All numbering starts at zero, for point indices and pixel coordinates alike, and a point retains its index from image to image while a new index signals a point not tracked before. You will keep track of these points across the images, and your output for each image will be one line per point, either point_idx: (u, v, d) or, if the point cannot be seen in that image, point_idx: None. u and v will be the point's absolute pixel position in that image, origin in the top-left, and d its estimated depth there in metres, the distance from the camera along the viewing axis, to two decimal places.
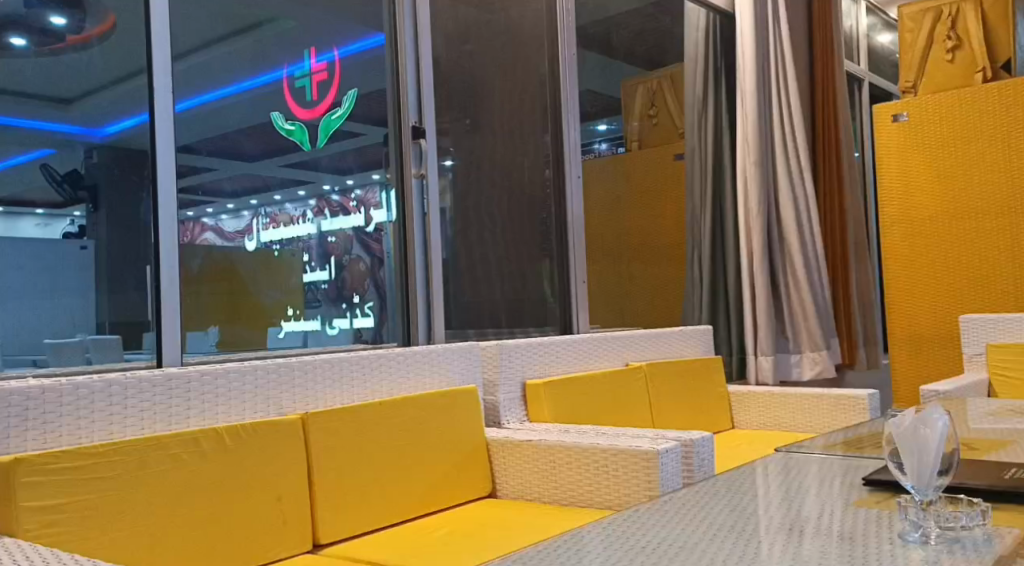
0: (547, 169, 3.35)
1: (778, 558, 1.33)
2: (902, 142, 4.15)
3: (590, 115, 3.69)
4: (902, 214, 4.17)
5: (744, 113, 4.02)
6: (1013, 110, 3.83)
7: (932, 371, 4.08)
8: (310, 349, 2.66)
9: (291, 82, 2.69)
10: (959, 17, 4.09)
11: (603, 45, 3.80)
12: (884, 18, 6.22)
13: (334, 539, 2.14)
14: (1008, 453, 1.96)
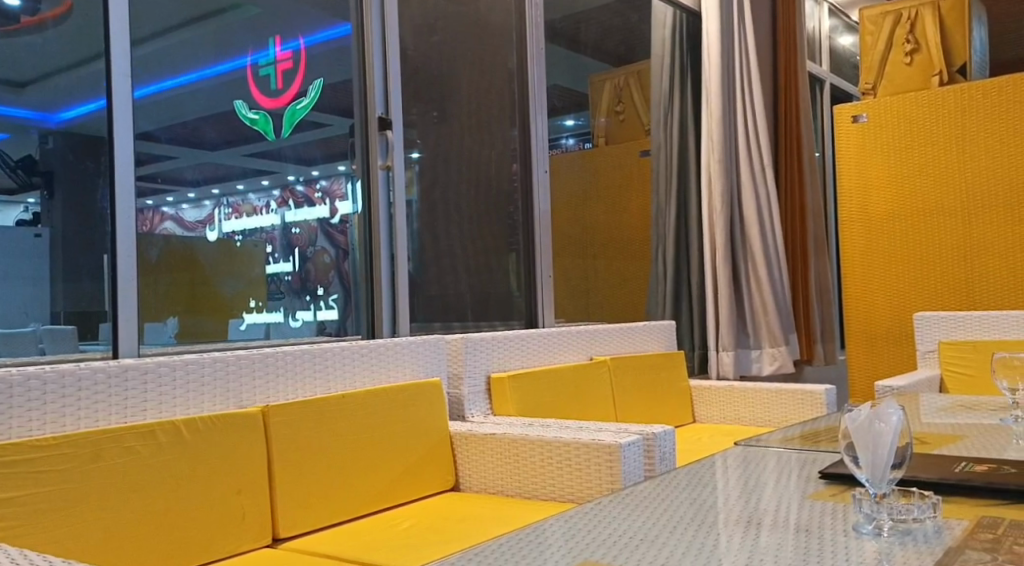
0: (514, 163, 3.37)
1: (734, 550, 1.35)
2: (862, 142, 4.23)
3: (558, 110, 3.70)
4: (860, 213, 4.25)
5: (709, 111, 4.06)
6: (968, 113, 3.92)
7: (887, 367, 4.17)
8: (273, 342, 2.63)
9: (256, 70, 2.71)
10: (917, 20, 4.19)
11: (572, 40, 3.86)
12: (846, 21, 6.32)
13: (294, 534, 2.13)
14: (958, 448, 2.02)
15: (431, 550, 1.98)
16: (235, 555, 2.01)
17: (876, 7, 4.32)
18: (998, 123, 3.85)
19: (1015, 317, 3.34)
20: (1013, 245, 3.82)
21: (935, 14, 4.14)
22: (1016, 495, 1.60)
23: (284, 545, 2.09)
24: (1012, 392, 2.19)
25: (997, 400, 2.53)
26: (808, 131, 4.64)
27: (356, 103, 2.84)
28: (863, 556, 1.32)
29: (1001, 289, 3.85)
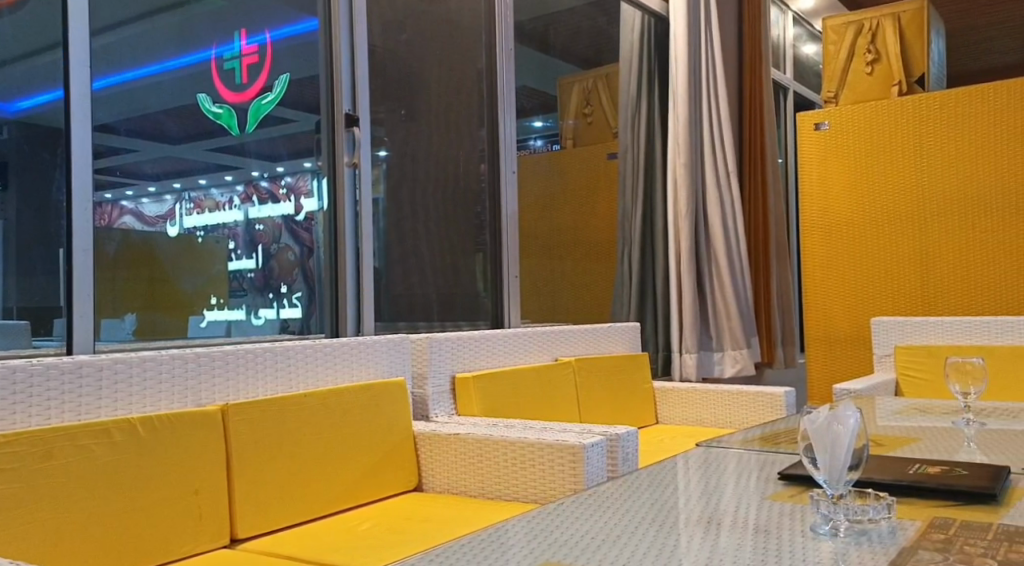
0: (482, 163, 3.39)
1: (693, 551, 1.37)
2: (823, 149, 4.31)
3: (527, 111, 3.70)
4: (821, 219, 4.32)
5: (676, 116, 4.12)
6: (925, 123, 4.02)
7: (843, 370, 4.25)
8: (233, 340, 2.59)
9: (220, 64, 2.61)
10: (878, 31, 4.31)
11: (541, 42, 3.83)
12: (809, 30, 6.44)
13: (253, 534, 2.11)
14: (913, 450, 2.07)
15: (399, 550, 1.98)
16: (192, 557, 1.98)
17: (839, 16, 4.42)
18: (954, 134, 3.94)
19: (965, 323, 3.43)
20: (966, 254, 3.92)
21: (895, 25, 4.27)
22: (969, 496, 1.64)
23: (242, 545, 2.07)
24: (964, 395, 2.25)
25: (949, 403, 2.59)
26: (770, 137, 4.71)
27: (323, 100, 2.85)
28: (820, 557, 1.35)
29: (953, 296, 3.95)
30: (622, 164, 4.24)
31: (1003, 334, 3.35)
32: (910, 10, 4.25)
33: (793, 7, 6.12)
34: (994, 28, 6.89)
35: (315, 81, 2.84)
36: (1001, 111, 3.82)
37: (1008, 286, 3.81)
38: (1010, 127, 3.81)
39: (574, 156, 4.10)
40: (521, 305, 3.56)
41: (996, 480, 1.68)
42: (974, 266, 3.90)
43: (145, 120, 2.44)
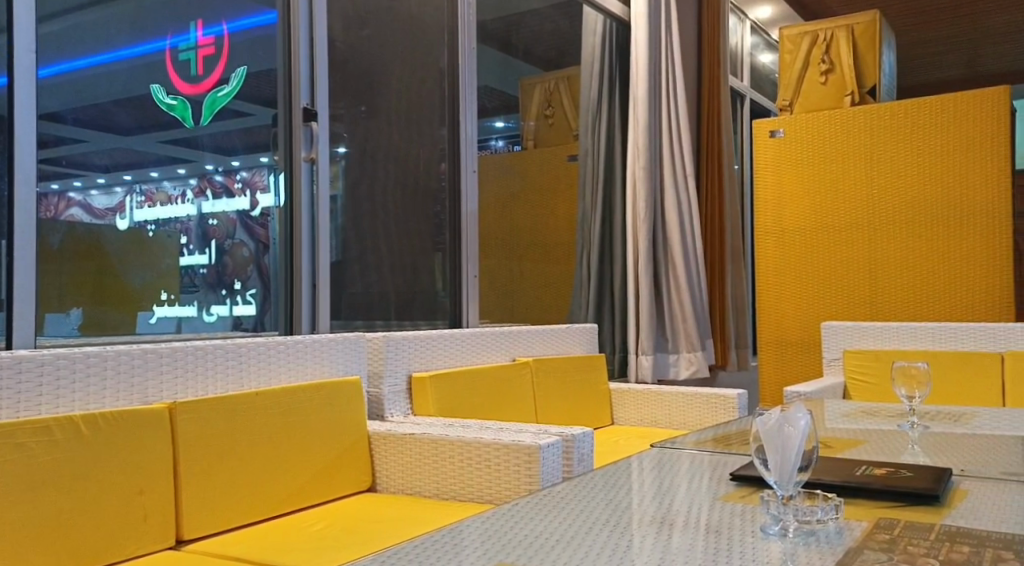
0: (442, 162, 3.40)
1: (646, 550, 1.39)
2: (778, 156, 4.39)
3: (488, 111, 3.69)
4: (775, 224, 4.40)
5: (636, 120, 4.18)
6: (877, 133, 4.13)
7: (794, 373, 4.33)
8: (184, 337, 2.54)
9: (175, 54, 2.54)
10: (833, 42, 4.40)
11: (504, 42, 3.81)
12: (766, 39, 6.56)
13: (200, 535, 2.07)
14: (860, 452, 2.12)
15: (355, 549, 1.97)
16: (138, 558, 1.94)
17: (795, 26, 4.53)
18: (905, 144, 4.06)
19: (912, 329, 3.52)
20: (913, 261, 4.04)
21: (848, 37, 4.36)
22: (913, 497, 1.68)
23: (189, 547, 2.02)
24: (909, 399, 2.31)
25: (895, 407, 2.67)
26: (728, 143, 4.79)
27: (280, 94, 2.82)
28: (769, 556, 1.37)
29: (899, 302, 4.07)
30: (582, 168, 4.28)
31: (946, 340, 3.46)
32: (863, 22, 4.35)
33: (752, 16, 6.23)
34: (941, 43, 7.11)
35: (272, 75, 2.80)
36: (948, 123, 3.94)
37: (951, 292, 3.94)
38: (956, 138, 3.93)
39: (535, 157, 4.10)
40: (481, 305, 3.56)
41: (940, 482, 1.73)
42: (919, 272, 4.03)
43: (94, 109, 2.38)
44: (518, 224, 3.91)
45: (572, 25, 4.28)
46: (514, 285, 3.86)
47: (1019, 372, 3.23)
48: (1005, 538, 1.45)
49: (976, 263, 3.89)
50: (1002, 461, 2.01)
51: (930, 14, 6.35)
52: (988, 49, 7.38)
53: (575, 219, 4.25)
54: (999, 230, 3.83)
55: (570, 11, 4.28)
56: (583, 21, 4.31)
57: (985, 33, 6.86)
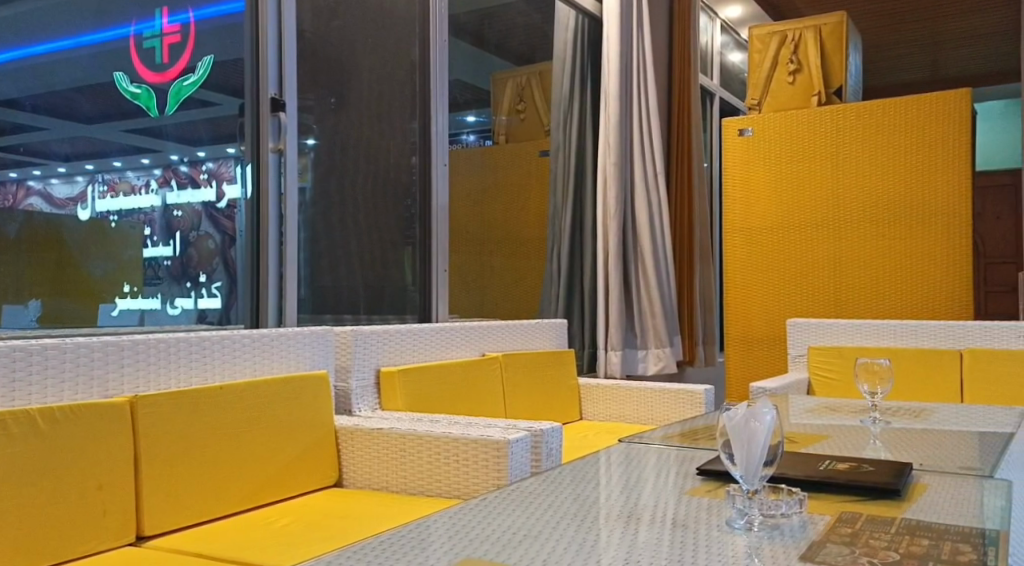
0: (413, 156, 3.38)
1: (613, 544, 1.40)
2: (746, 155, 4.43)
3: (460, 105, 3.67)
4: (743, 222, 4.45)
5: (606, 116, 4.20)
6: (843, 133, 4.19)
7: (760, 369, 4.38)
8: (147, 330, 2.49)
9: (139, 42, 2.49)
10: (801, 43, 4.46)
11: (476, 37, 3.80)
12: (735, 39, 6.63)
13: (162, 532, 2.04)
14: (824, 446, 2.15)
15: (320, 545, 1.95)
16: (96, 554, 1.91)
17: (765, 26, 4.57)
18: (870, 145, 4.12)
19: (874, 325, 3.59)
20: (876, 260, 4.11)
21: (816, 37, 4.41)
22: (875, 491, 1.72)
23: (148, 543, 1.99)
24: (871, 395, 2.36)
25: (857, 402, 2.71)
26: (698, 141, 4.83)
27: (247, 83, 2.77)
28: (734, 551, 1.39)
29: (862, 300, 4.15)
30: (553, 163, 4.29)
31: (906, 338, 3.53)
32: (830, 23, 4.41)
33: (722, 15, 6.29)
34: (901, 45, 7.24)
35: (239, 64, 2.75)
36: (910, 124, 4.02)
37: (914, 290, 4.02)
38: (918, 139, 4.01)
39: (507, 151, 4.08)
40: (451, 300, 3.56)
41: (900, 476, 1.77)
42: (883, 270, 4.10)
43: (55, 96, 2.33)
44: (491, 218, 3.91)
45: (545, 21, 4.29)
46: (487, 280, 3.86)
47: (976, 370, 3.30)
48: (965, 532, 1.49)
49: (937, 261, 3.97)
50: (960, 456, 2.06)
51: (894, 17, 6.46)
52: (950, 52, 7.53)
53: (546, 213, 4.25)
54: (959, 230, 3.92)
55: (543, 6, 4.28)
56: (556, 17, 4.33)
57: (948, 36, 7.00)
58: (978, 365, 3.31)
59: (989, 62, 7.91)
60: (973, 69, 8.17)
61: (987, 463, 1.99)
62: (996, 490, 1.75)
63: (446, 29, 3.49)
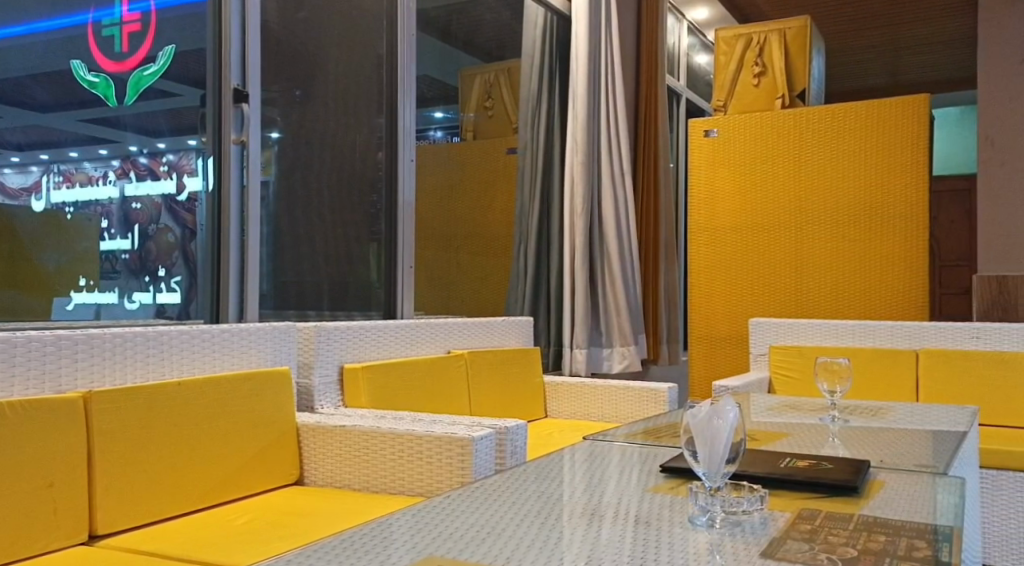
0: (380, 151, 3.36)
1: (577, 542, 1.40)
2: (711, 155, 4.49)
3: (428, 100, 3.63)
4: (708, 222, 4.50)
5: (574, 115, 4.22)
6: (805, 135, 4.25)
7: (721, 368, 4.43)
8: (103, 325, 2.43)
9: (98, 29, 2.43)
10: (765, 46, 4.52)
11: (445, 32, 3.78)
12: (702, 40, 6.69)
13: (115, 531, 1.99)
14: (785, 444, 2.18)
15: (280, 543, 1.93)
16: (46, 554, 1.86)
17: (730, 28, 4.63)
18: (832, 148, 4.19)
19: (829, 325, 3.65)
20: (837, 260, 4.19)
21: (781, 41, 4.49)
22: (833, 488, 1.74)
23: (102, 542, 1.94)
24: (831, 394, 2.40)
25: (816, 401, 2.76)
26: (665, 140, 4.88)
27: (209, 74, 2.72)
28: (697, 547, 1.40)
29: (822, 300, 4.22)
30: (521, 162, 4.28)
31: (864, 337, 3.59)
32: (794, 27, 4.48)
33: (689, 18, 6.39)
34: (858, 51, 7.37)
35: (201, 54, 2.70)
36: (870, 127, 4.11)
37: (875, 291, 4.10)
38: (880, 142, 4.09)
39: (474, 148, 4.06)
40: (416, 297, 3.54)
41: (859, 474, 1.80)
42: (845, 270, 4.17)
43: (7, 84, 2.26)
44: (458, 216, 3.89)
45: (514, 17, 4.29)
46: (453, 277, 3.84)
47: (931, 369, 3.38)
48: (920, 527, 1.52)
49: (897, 262, 4.05)
50: (916, 454, 2.10)
51: (855, 23, 6.58)
52: (907, 59, 7.68)
53: (513, 210, 4.23)
54: (917, 232, 4.01)
55: (513, 2, 4.28)
56: (525, 14, 4.33)
57: (904, 43, 7.15)
58: (933, 365, 3.38)
59: (945, 69, 8.09)
60: (930, 75, 8.35)
61: (941, 461, 2.03)
62: (951, 488, 1.79)
63: (415, 23, 3.46)
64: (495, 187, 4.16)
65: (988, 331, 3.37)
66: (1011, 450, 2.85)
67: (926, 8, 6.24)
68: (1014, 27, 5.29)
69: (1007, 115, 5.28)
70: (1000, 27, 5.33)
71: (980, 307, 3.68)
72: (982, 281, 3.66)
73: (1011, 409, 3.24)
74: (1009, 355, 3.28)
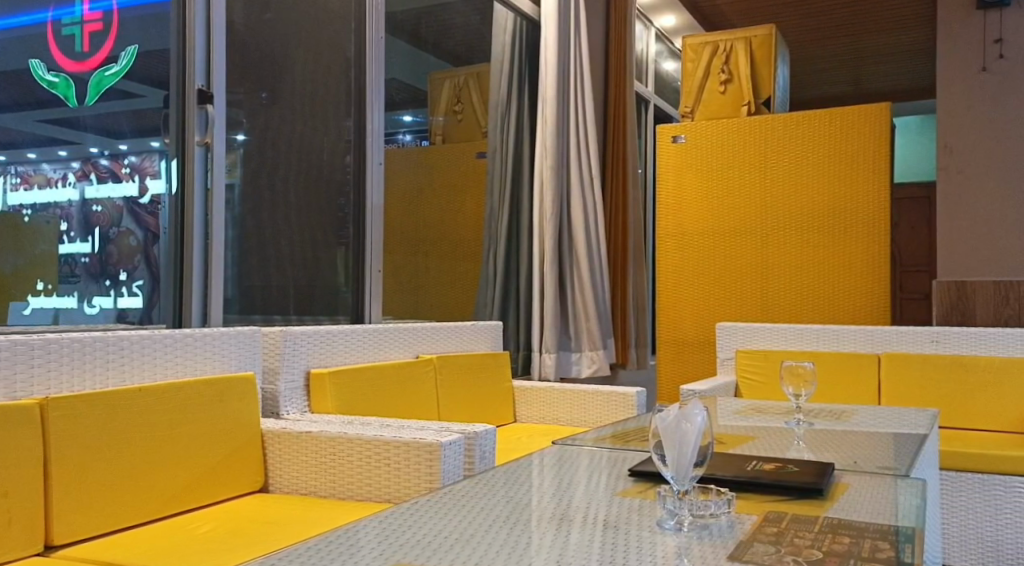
0: (348, 154, 3.34)
1: (546, 547, 1.40)
2: (679, 161, 4.53)
3: (396, 103, 3.61)
4: (675, 227, 4.54)
5: (544, 120, 4.24)
6: (770, 143, 4.32)
7: (690, 373, 4.46)
8: (61, 330, 2.37)
9: (57, 28, 2.38)
10: (731, 53, 4.58)
11: (413, 35, 3.77)
12: (669, 47, 6.76)
13: (72, 540, 1.94)
14: (751, 446, 2.21)
15: (244, 551, 1.89)
16: None
17: (697, 36, 4.68)
18: (795, 155, 4.26)
19: (795, 330, 3.71)
20: (800, 266, 4.25)
21: (747, 49, 4.54)
22: (798, 490, 1.76)
23: (58, 553, 1.89)
24: (796, 397, 2.43)
25: (782, 404, 2.79)
26: (633, 147, 4.91)
27: (171, 75, 2.69)
28: (664, 550, 1.41)
29: (787, 304, 4.27)
30: (490, 165, 4.28)
31: (828, 342, 3.65)
32: (760, 35, 4.54)
33: (657, 24, 6.40)
34: (816, 61, 7.51)
35: (164, 54, 2.66)
36: (832, 135, 4.18)
37: (837, 295, 4.17)
38: (842, 150, 4.16)
39: (444, 152, 3.99)
40: (385, 301, 3.53)
41: (823, 476, 1.82)
42: (808, 275, 4.23)
43: None
44: (429, 220, 3.87)
45: (483, 21, 4.30)
46: (424, 281, 3.83)
47: (892, 373, 3.44)
48: (883, 529, 1.54)
49: (858, 266, 4.12)
50: (877, 456, 2.13)
51: (814, 33, 6.71)
52: (870, 68, 7.83)
53: (483, 214, 4.23)
54: (878, 238, 4.08)
55: (482, 7, 4.30)
56: (494, 18, 4.36)
57: (861, 53, 7.31)
58: (894, 368, 3.45)
59: (900, 79, 8.27)
60: (887, 85, 8.54)
61: (904, 462, 2.06)
62: (911, 489, 1.82)
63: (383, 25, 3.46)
64: (465, 190, 4.14)
65: (947, 335, 3.44)
66: (968, 451, 2.91)
67: (882, 19, 6.39)
68: (968, 38, 5.42)
69: (960, 124, 5.42)
70: (954, 38, 5.46)
71: (939, 312, 3.75)
72: (941, 287, 3.73)
73: (968, 411, 3.30)
74: (966, 358, 3.35)
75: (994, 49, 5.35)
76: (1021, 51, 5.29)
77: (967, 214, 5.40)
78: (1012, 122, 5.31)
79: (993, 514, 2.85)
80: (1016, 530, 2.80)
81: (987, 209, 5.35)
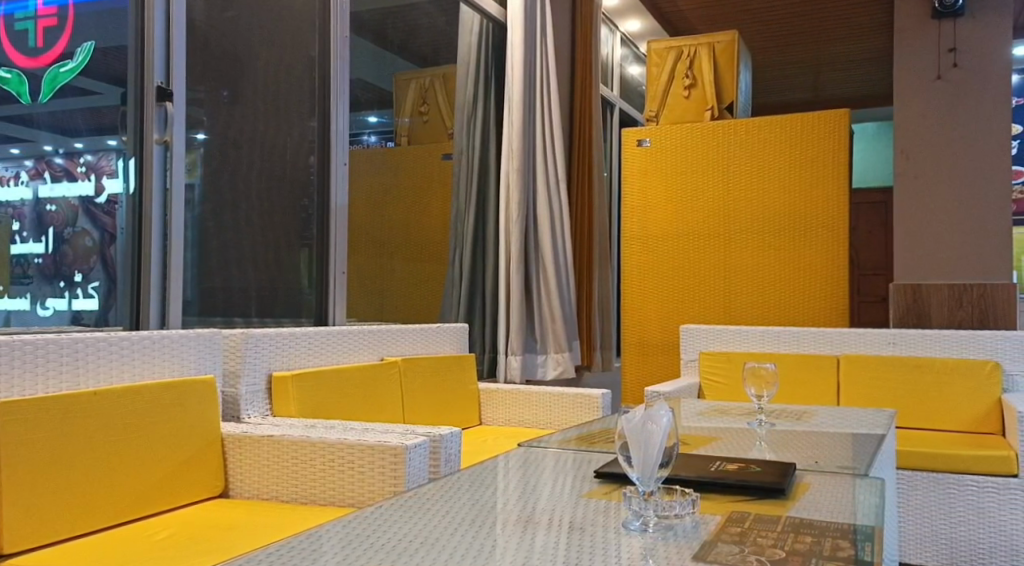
0: (311, 155, 3.30)
1: (512, 549, 1.39)
2: (643, 165, 4.56)
3: (361, 103, 3.58)
4: (639, 230, 4.57)
5: (510, 123, 4.24)
6: (732, 146, 4.37)
7: (653, 375, 4.50)
8: (12, 332, 2.30)
9: (10, 22, 2.33)
10: (696, 58, 4.63)
11: (379, 36, 3.74)
12: (633, 52, 6.85)
13: (23, 549, 1.88)
14: (715, 447, 2.23)
15: (204, 557, 1.85)
16: None
17: (662, 41, 4.74)
18: (757, 159, 4.32)
19: (756, 333, 3.76)
20: (763, 269, 4.30)
21: (710, 54, 4.60)
22: (760, 490, 1.77)
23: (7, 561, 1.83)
24: (758, 398, 2.45)
25: (744, 405, 2.82)
26: (597, 150, 4.94)
27: (130, 72, 2.63)
28: (630, 552, 1.40)
29: (750, 306, 4.32)
30: (456, 166, 4.28)
31: (788, 344, 3.70)
32: (722, 41, 4.61)
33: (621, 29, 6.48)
34: (773, 67, 7.63)
35: (122, 51, 2.61)
36: (793, 140, 4.24)
37: (799, 297, 4.23)
38: (803, 155, 4.23)
39: (409, 154, 3.97)
40: (350, 302, 3.49)
41: (785, 475, 1.83)
42: (770, 278, 4.29)
43: None
44: (395, 220, 3.83)
45: (449, 23, 4.29)
46: (390, 283, 3.80)
47: (849, 374, 3.51)
48: (845, 528, 1.55)
49: (819, 269, 4.19)
50: (839, 455, 2.16)
51: (771, 40, 6.82)
52: (827, 76, 7.97)
53: (448, 216, 4.21)
54: (839, 241, 4.15)
55: (449, 9, 4.29)
56: (459, 20, 4.37)
57: (817, 60, 7.44)
58: (852, 369, 3.51)
59: (853, 87, 8.44)
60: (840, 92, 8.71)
61: (863, 462, 2.10)
62: (871, 488, 1.84)
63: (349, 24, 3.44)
64: (430, 192, 4.12)
65: (904, 337, 3.52)
66: (921, 450, 2.97)
67: (836, 28, 6.52)
68: (922, 48, 5.56)
69: (914, 132, 5.54)
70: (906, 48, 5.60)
71: (895, 314, 3.82)
72: (898, 290, 3.80)
73: (921, 412, 3.37)
74: (923, 360, 3.43)
75: (948, 57, 5.51)
76: (974, 61, 5.46)
77: (919, 219, 5.52)
78: (962, 130, 5.45)
79: (946, 513, 2.91)
80: (968, 529, 2.87)
81: (937, 215, 5.49)
